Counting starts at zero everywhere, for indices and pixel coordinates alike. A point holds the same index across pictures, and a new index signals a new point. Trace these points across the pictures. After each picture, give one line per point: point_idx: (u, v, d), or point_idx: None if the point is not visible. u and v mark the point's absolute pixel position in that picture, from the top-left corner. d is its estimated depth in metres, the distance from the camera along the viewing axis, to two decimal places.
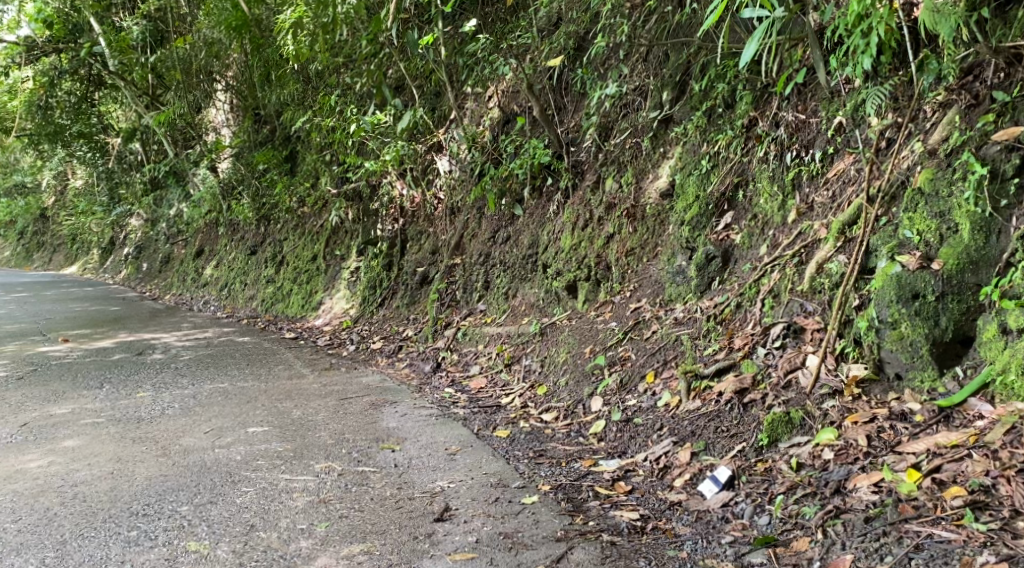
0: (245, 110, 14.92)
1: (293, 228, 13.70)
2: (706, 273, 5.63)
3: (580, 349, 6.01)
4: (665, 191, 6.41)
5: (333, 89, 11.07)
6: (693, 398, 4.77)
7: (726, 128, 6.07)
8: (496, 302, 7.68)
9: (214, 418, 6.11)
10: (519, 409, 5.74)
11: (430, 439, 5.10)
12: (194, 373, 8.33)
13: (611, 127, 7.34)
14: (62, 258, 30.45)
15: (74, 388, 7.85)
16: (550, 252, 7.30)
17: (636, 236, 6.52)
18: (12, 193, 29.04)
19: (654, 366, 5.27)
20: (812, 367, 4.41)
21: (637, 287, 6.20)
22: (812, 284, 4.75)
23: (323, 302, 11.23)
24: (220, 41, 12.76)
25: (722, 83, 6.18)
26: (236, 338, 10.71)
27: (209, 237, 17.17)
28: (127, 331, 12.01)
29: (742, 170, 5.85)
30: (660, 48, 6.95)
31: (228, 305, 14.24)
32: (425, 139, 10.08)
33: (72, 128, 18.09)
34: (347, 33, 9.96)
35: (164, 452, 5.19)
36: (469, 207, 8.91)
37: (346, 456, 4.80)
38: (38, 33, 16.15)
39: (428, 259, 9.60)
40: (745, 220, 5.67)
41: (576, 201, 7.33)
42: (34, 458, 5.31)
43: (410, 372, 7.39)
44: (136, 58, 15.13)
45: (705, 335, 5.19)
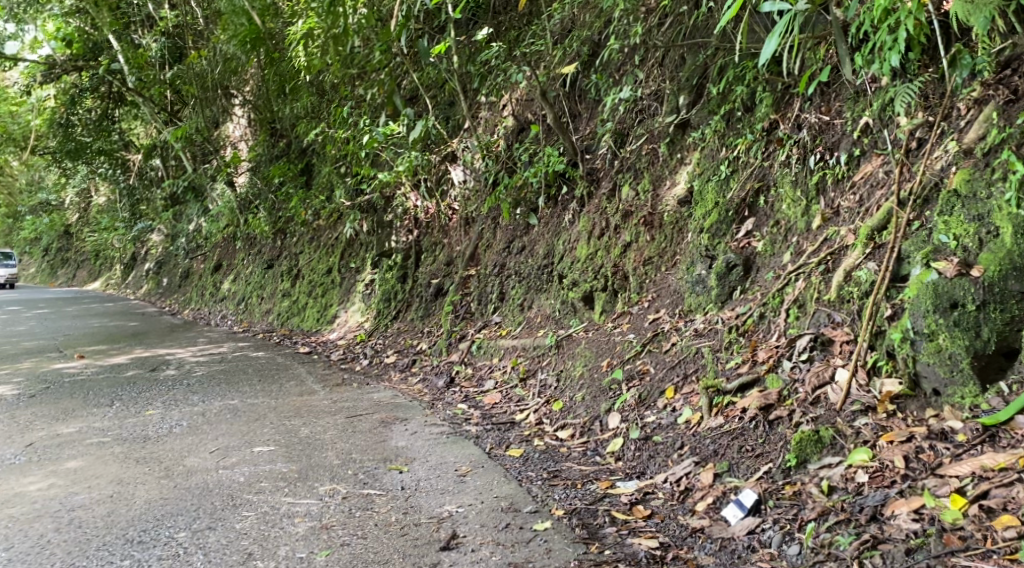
0: (262, 125, 14.86)
1: (309, 241, 13.61)
2: (727, 282, 5.39)
3: (597, 362, 5.79)
4: (683, 198, 6.19)
5: (347, 101, 10.94)
6: (715, 414, 4.53)
7: (745, 131, 5.85)
8: (511, 313, 7.46)
9: (220, 437, 5.94)
10: (533, 425, 5.52)
11: (440, 459, 4.90)
12: (205, 390, 8.18)
13: (627, 133, 7.14)
14: (85, 274, 30.79)
15: (84, 406, 7.72)
16: (565, 262, 7.08)
17: (653, 245, 6.30)
18: (35, 210, 29.22)
19: (673, 381, 5.03)
20: (842, 383, 4.16)
21: (656, 297, 5.97)
22: (840, 294, 4.50)
23: (338, 315, 11.08)
24: (236, 56, 12.72)
25: (741, 85, 5.96)
26: (250, 353, 10.59)
27: (228, 251, 17.17)
28: (143, 347, 11.94)
29: (764, 175, 5.62)
30: (677, 52, 6.75)
31: (245, 319, 14.17)
32: (439, 149, 9.89)
33: (93, 145, 17.75)
34: (360, 44, 9.84)
35: (166, 473, 5.02)
36: (484, 217, 8.71)
37: (352, 478, 4.60)
38: (58, 51, 16.16)
39: (442, 270, 9.41)
40: (768, 226, 5.43)
41: (592, 209, 7.11)
42: (35, 480, 5.17)
43: (422, 387, 7.20)
44: (153, 75, 15.08)
45: (727, 347, 4.94)
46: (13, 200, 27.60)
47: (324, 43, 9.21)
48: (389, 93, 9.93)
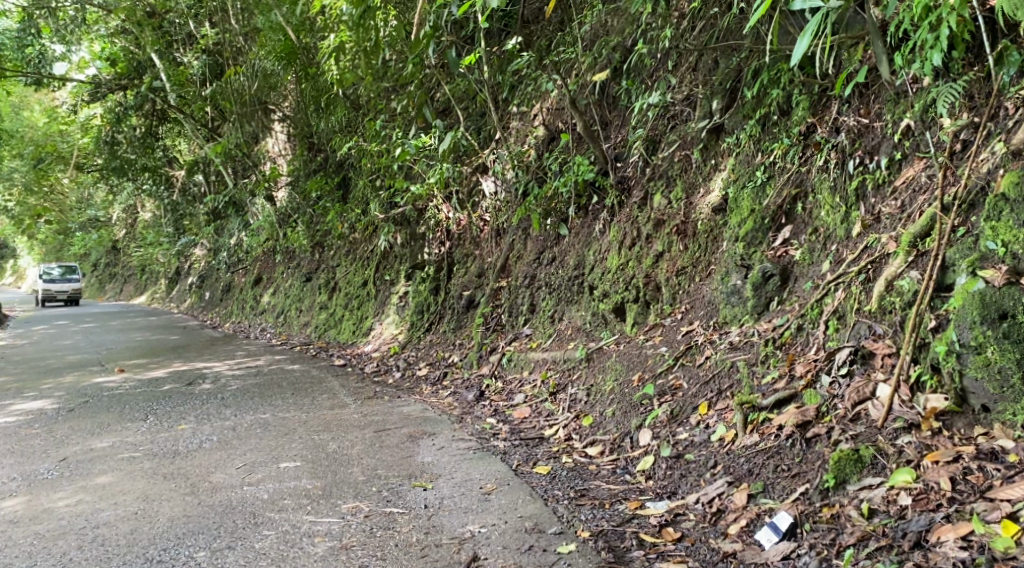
0: (300, 140, 14.95)
1: (345, 254, 13.65)
2: (763, 292, 5.20)
3: (629, 376, 5.63)
4: (717, 206, 6.01)
5: (380, 115, 10.93)
6: (750, 432, 4.34)
7: (781, 136, 5.65)
8: (542, 325, 7.33)
9: (248, 452, 5.90)
10: (562, 442, 5.38)
11: (466, 476, 4.78)
12: (239, 404, 8.18)
13: (658, 140, 6.97)
14: (132, 288, 31.54)
15: (119, 421, 7.77)
16: (596, 273, 6.93)
17: (686, 254, 6.13)
18: (85, 227, 29.72)
19: (707, 396, 4.85)
20: (884, 399, 3.96)
21: (689, 309, 5.81)
22: (881, 304, 4.29)
23: (373, 327, 11.07)
24: (274, 71, 12.82)
25: (776, 89, 5.76)
26: (286, 366, 10.61)
27: (267, 265, 17.46)
28: (183, 360, 12.07)
29: (801, 181, 5.42)
30: (710, 56, 6.57)
31: (283, 332, 14.28)
32: (470, 160, 9.80)
33: (139, 162, 18.09)
34: (392, 56, 9.81)
35: (192, 490, 4.98)
36: (515, 228, 8.58)
37: (376, 495, 4.51)
38: (104, 70, 16.44)
39: (474, 282, 9.33)
40: (805, 234, 5.23)
41: (623, 218, 6.95)
42: (64, 496, 5.17)
43: (452, 401, 7.09)
44: (194, 91, 15.24)
45: (763, 361, 4.75)
46: (65, 218, 28.13)
47: (356, 56, 9.20)
48: (419, 105, 9.85)
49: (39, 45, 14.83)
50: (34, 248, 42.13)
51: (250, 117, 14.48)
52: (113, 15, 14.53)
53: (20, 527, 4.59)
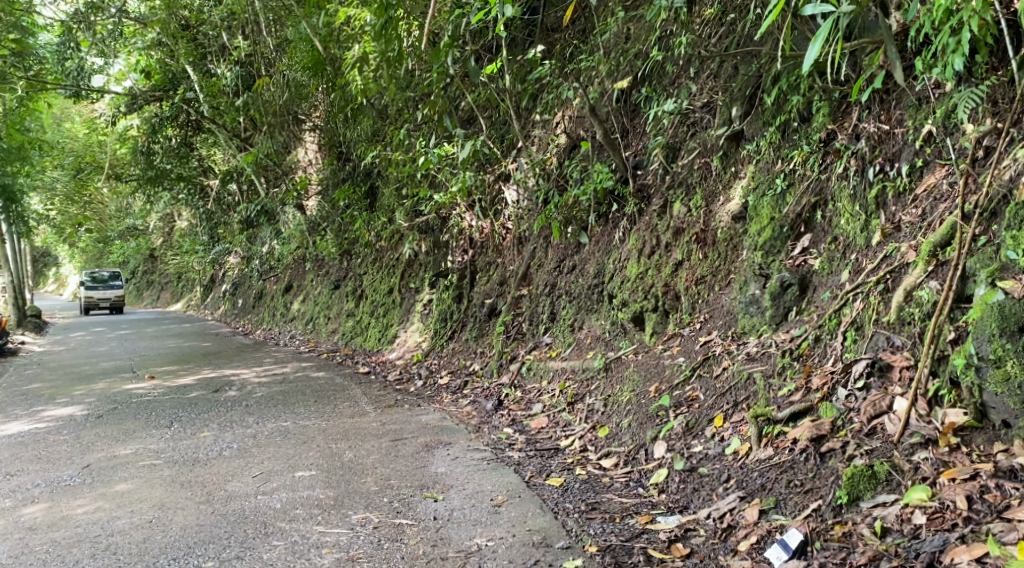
0: (330, 149, 15.02)
1: (372, 262, 13.72)
2: (782, 302, 5.11)
3: (646, 387, 5.56)
4: (737, 214, 5.91)
5: (405, 124, 10.95)
6: (764, 445, 4.26)
7: (801, 143, 5.55)
8: (562, 334, 7.27)
9: (267, 460, 5.94)
10: (577, 453, 5.33)
11: (478, 487, 4.77)
12: (262, 411, 8.23)
13: (678, 147, 6.88)
14: (169, 295, 32.12)
15: (144, 427, 7.85)
16: (615, 281, 6.86)
17: (706, 263, 6.04)
18: (123, 235, 30.20)
19: (723, 408, 4.77)
20: (900, 413, 3.86)
21: (708, 319, 5.72)
22: (900, 315, 4.18)
23: (397, 335, 11.09)
24: (303, 81, 12.92)
25: (796, 95, 5.66)
26: (311, 374, 10.67)
27: (297, 273, 17.77)
28: (212, 367, 12.21)
29: (820, 189, 5.32)
30: (731, 62, 6.48)
31: (312, 339, 14.41)
32: (493, 168, 9.78)
33: (174, 172, 18.38)
34: (415, 65, 9.81)
35: (207, 498, 5.02)
36: (537, 236, 8.52)
37: (387, 506, 4.54)
38: (140, 82, 16.72)
39: (496, 290, 9.31)
40: (825, 243, 5.13)
41: (643, 226, 6.87)
42: (83, 503, 5.23)
43: (471, 410, 7.07)
44: (227, 102, 15.39)
45: (780, 373, 4.66)
46: (104, 226, 28.62)
47: (380, 66, 9.22)
48: (442, 113, 9.85)
49: (78, 58, 15.16)
50: (75, 256, 42.95)
51: (281, 127, 14.60)
52: (149, 29, 14.78)
53: (37, 534, 4.67)
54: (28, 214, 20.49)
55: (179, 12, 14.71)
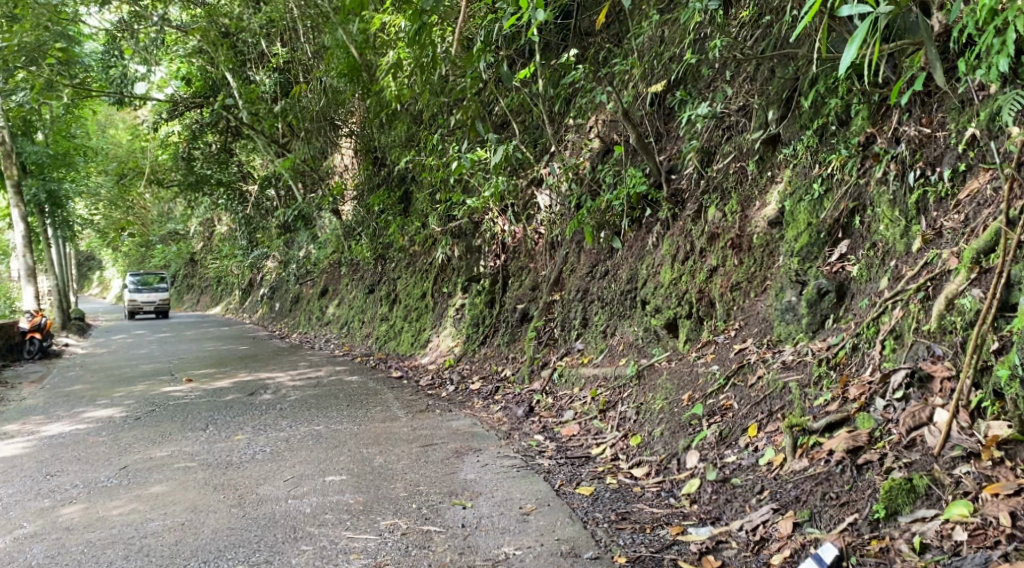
0: (365, 155, 15.11)
1: (405, 266, 13.79)
2: (819, 310, 5.01)
3: (678, 395, 5.48)
4: (773, 219, 5.81)
5: (439, 129, 10.97)
6: (799, 456, 4.17)
7: (839, 147, 5.43)
8: (595, 340, 7.21)
9: (298, 464, 5.97)
10: (608, 462, 5.27)
11: (506, 495, 4.75)
12: (296, 415, 8.29)
13: (713, 151, 6.78)
14: (209, 298, 32.69)
15: (180, 430, 7.95)
16: (648, 288, 6.78)
17: (741, 269, 5.94)
18: (165, 240, 30.72)
19: (757, 418, 4.68)
20: (941, 425, 3.75)
21: (743, 326, 5.62)
22: (941, 324, 4.06)
23: (430, 339, 11.12)
24: (338, 87, 13.02)
25: (835, 98, 5.54)
26: (345, 378, 10.74)
27: (332, 277, 18.08)
28: (248, 370, 12.37)
29: (859, 194, 5.20)
30: (767, 64, 6.36)
31: (346, 343, 14.53)
32: (526, 173, 9.75)
33: (214, 177, 18.68)
34: (449, 70, 9.82)
35: (239, 501, 5.06)
36: (569, 242, 8.47)
37: (415, 512, 4.55)
38: (181, 89, 16.98)
39: (528, 295, 9.28)
40: (863, 249, 5.02)
41: (677, 231, 6.78)
42: (119, 505, 5.29)
43: (502, 416, 7.04)
44: (265, 108, 15.51)
45: (816, 382, 4.55)
46: (147, 231, 29.13)
47: (414, 71, 9.25)
48: (475, 118, 9.84)
49: (121, 66, 15.48)
50: (118, 261, 43.75)
51: (318, 132, 14.69)
52: (189, 36, 15.01)
53: (74, 534, 4.75)
54: (73, 219, 20.96)
55: (219, 20, 14.90)
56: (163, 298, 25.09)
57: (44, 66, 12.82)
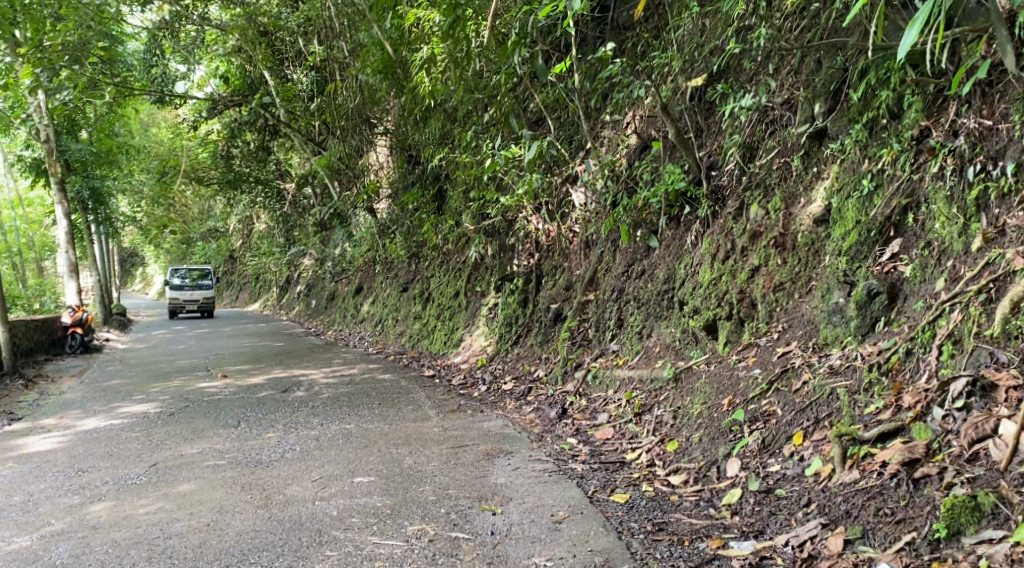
0: (400, 153, 15.03)
1: (439, 264, 13.69)
2: (868, 312, 4.78)
3: (717, 400, 5.26)
4: (819, 217, 5.57)
5: (474, 126, 10.82)
6: (849, 468, 3.95)
7: (891, 141, 5.18)
8: (630, 342, 7.01)
9: (326, 464, 5.86)
10: (644, 468, 5.09)
11: (538, 501, 4.60)
12: (327, 413, 8.21)
13: (756, 147, 6.50)
14: (247, 295, 33.08)
15: (212, 427, 7.91)
16: (687, 287, 6.55)
17: (785, 268, 5.71)
18: (205, 238, 31.00)
19: (802, 425, 4.46)
20: (1007, 437, 3.50)
21: (787, 328, 5.39)
22: (1005, 328, 3.86)
23: (462, 338, 11.00)
24: (373, 85, 12.95)
25: (886, 89, 5.29)
26: (377, 376, 10.67)
27: (367, 275, 18.09)
28: (282, 367, 12.38)
29: (912, 190, 4.95)
30: (814, 56, 6.11)
31: (380, 341, 14.51)
32: (561, 170, 9.56)
33: (252, 175, 18.80)
34: (484, 65, 9.67)
35: (266, 502, 4.95)
36: (604, 240, 8.26)
37: (443, 517, 4.42)
38: (220, 88, 17.07)
39: (562, 294, 9.10)
40: (917, 249, 4.77)
41: (717, 229, 6.53)
42: (146, 503, 5.23)
43: (534, 418, 6.88)
44: (302, 107, 15.47)
45: (866, 389, 4.33)
46: (187, 228, 29.41)
47: (448, 67, 9.12)
48: (510, 114, 9.67)
49: (163, 65, 15.61)
50: (159, 258, 44.33)
51: (353, 130, 14.62)
52: (229, 35, 15.07)
53: (100, 533, 4.69)
54: (116, 216, 21.27)
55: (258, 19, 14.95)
56: (208, 296, 23.89)
57: (87, 66, 12.96)
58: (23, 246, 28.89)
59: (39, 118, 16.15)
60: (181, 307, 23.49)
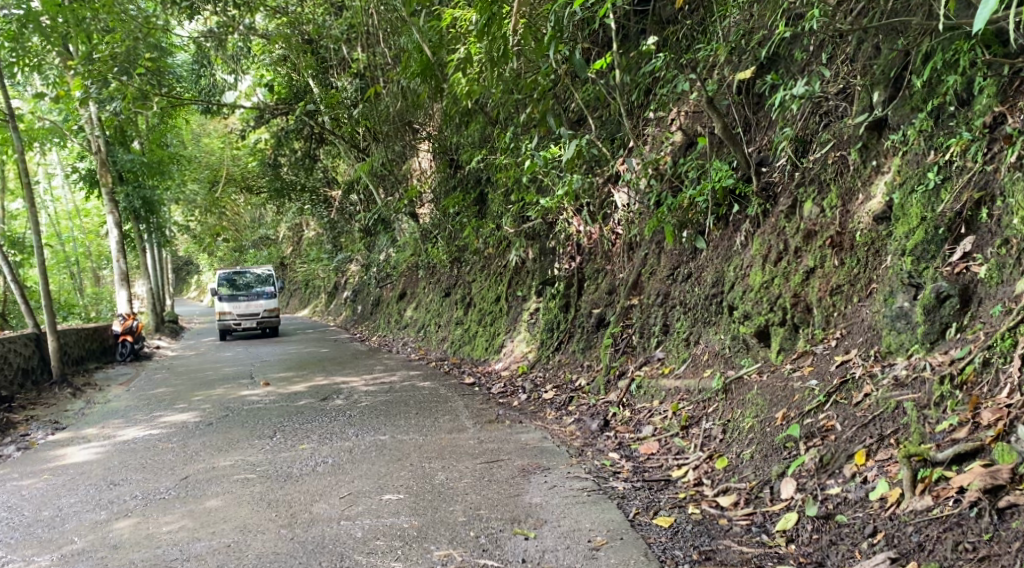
0: (442, 158, 14.75)
1: (480, 269, 13.44)
2: (937, 318, 4.40)
3: (770, 413, 4.88)
4: (880, 213, 5.15)
5: (514, 127, 10.47)
6: (920, 493, 3.67)
7: (960, 130, 4.78)
8: (676, 349, 6.64)
9: (357, 479, 5.62)
10: (691, 487, 4.74)
11: (574, 525, 4.30)
12: (363, 423, 8.00)
13: (809, 140, 6.08)
14: (298, 301, 33.44)
15: (247, 438, 7.75)
16: (736, 291, 6.15)
17: (843, 270, 5.31)
18: (255, 246, 31.30)
19: (865, 443, 4.13)
20: None
21: (845, 335, 4.99)
22: None
23: (504, 344, 10.73)
24: (412, 89, 12.70)
25: (954, 74, 4.89)
26: (418, 383, 10.45)
27: (410, 281, 17.97)
28: (324, 373, 12.25)
29: (985, 183, 4.55)
30: (872, 41, 5.69)
31: (422, 347, 14.33)
32: (603, 171, 9.18)
33: (298, 182, 18.81)
34: (523, 63, 9.33)
35: (290, 521, 4.73)
36: (648, 242, 7.87)
37: (472, 542, 4.16)
38: (266, 95, 17.01)
39: (604, 299, 8.76)
40: (992, 247, 4.40)
41: (768, 229, 6.12)
42: (170, 521, 5.04)
43: (575, 429, 6.57)
44: (346, 114, 15.23)
45: (937, 403, 4.01)
46: (238, 235, 29.64)
47: (485, 67, 8.80)
48: (548, 113, 9.32)
49: (210, 74, 15.55)
50: (213, 265, 44.76)
51: (396, 135, 14.56)
52: (274, 44, 14.92)
53: (119, 554, 4.51)
54: (168, 225, 21.51)
55: (301, 27, 14.77)
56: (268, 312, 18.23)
57: (135, 76, 12.72)
58: (82, 255, 29.34)
59: (91, 129, 16.27)
60: (235, 325, 18.22)
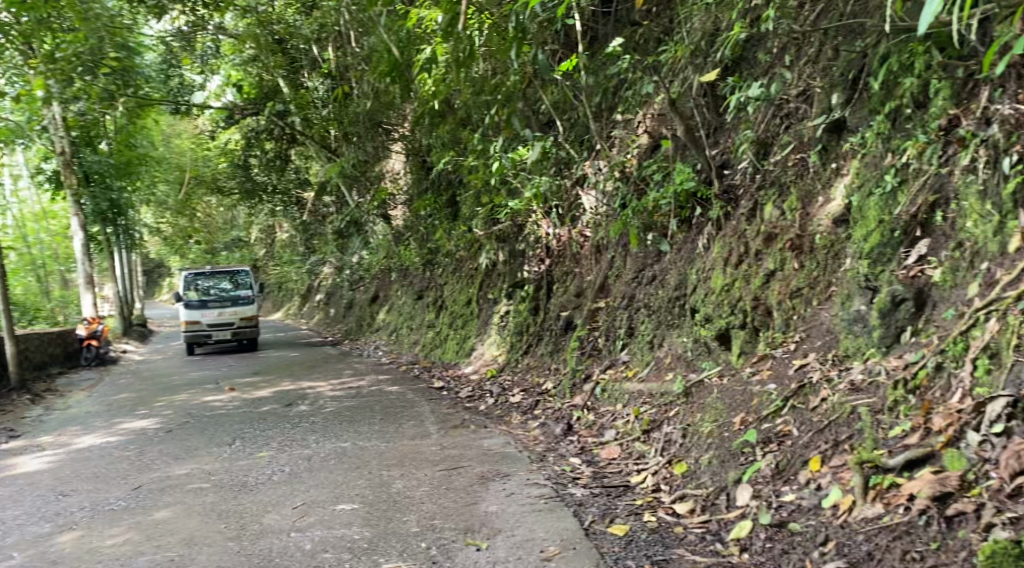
0: (414, 159, 14.57)
1: (452, 271, 13.32)
2: (892, 321, 4.38)
3: (730, 417, 4.84)
4: (839, 216, 5.13)
5: (484, 128, 10.35)
6: (872, 500, 3.64)
7: (916, 133, 4.76)
8: (640, 352, 6.59)
9: (312, 488, 5.49)
10: (648, 494, 4.68)
11: (528, 535, 4.23)
12: (326, 429, 7.86)
13: (771, 143, 6.06)
14: (273, 304, 33.03)
15: (205, 445, 7.58)
16: (698, 294, 6.10)
17: (802, 274, 5.27)
18: (228, 249, 30.89)
19: (820, 449, 4.09)
20: None
21: (803, 339, 4.95)
22: None
23: (474, 348, 10.63)
24: (383, 89, 12.53)
25: (910, 76, 4.87)
26: (386, 388, 10.31)
27: (383, 284, 17.81)
28: (292, 378, 12.07)
29: (940, 186, 4.53)
30: (833, 43, 5.67)
31: (393, 350, 14.18)
32: (571, 172, 9.09)
33: (269, 184, 18.52)
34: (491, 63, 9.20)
35: (239, 532, 4.61)
36: (614, 244, 7.80)
37: (422, 555, 4.07)
38: (236, 95, 16.73)
39: (572, 302, 8.69)
40: (946, 250, 4.38)
41: (730, 232, 6.08)
42: (115, 534, 4.89)
43: (539, 434, 6.50)
44: (316, 114, 15.02)
45: (891, 409, 3.99)
46: (211, 238, 29.25)
47: (452, 68, 8.67)
48: (515, 115, 9.21)
49: (179, 74, 15.29)
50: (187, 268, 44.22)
51: (367, 136, 14.37)
52: (244, 44, 14.68)
53: None
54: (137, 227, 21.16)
55: (272, 27, 14.53)
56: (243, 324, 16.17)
57: (99, 76, 12.51)
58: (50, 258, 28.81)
59: (55, 130, 15.95)
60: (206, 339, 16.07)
